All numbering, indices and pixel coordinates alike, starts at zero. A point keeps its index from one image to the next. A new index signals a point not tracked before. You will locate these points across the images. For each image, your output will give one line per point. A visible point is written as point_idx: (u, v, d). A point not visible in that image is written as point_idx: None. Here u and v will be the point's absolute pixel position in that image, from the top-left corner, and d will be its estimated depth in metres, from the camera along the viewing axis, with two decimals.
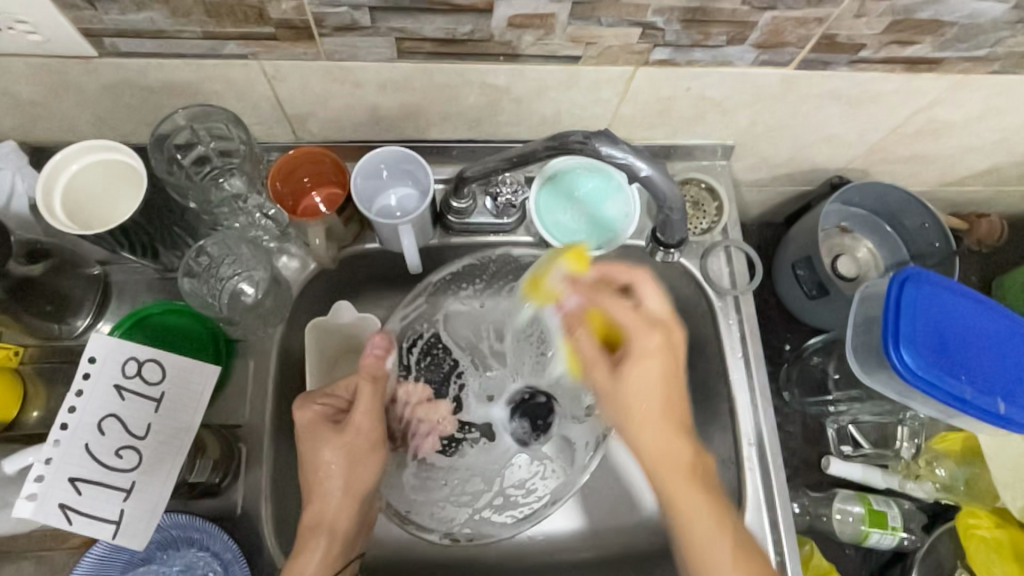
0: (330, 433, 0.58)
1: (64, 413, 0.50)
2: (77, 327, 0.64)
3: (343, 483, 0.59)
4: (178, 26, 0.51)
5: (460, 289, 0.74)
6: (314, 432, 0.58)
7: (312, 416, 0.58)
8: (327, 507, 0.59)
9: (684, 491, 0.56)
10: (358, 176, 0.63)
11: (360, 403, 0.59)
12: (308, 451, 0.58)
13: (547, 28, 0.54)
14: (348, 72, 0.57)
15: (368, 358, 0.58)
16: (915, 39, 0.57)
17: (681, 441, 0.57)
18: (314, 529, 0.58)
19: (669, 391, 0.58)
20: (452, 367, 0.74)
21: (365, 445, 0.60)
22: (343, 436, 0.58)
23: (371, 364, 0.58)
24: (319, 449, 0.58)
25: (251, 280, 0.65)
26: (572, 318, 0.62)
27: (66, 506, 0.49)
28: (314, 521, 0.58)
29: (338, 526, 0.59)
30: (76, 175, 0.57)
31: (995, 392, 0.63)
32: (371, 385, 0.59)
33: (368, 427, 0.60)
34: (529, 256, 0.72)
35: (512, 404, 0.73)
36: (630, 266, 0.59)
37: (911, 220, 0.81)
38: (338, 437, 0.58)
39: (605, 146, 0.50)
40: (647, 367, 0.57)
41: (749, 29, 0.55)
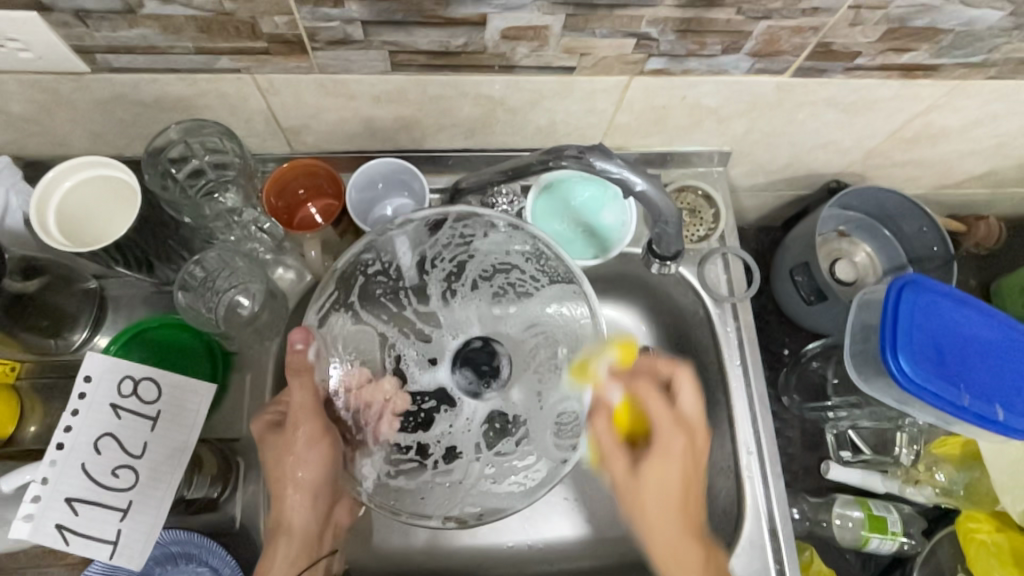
0: (273, 437, 0.59)
1: (59, 432, 0.51)
2: (74, 341, 0.64)
3: (292, 485, 0.58)
4: (169, 42, 0.50)
5: (368, 267, 0.62)
6: (266, 441, 0.59)
7: (260, 424, 0.59)
8: (284, 507, 0.59)
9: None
10: (353, 189, 0.64)
11: (295, 403, 0.58)
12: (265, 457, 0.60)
13: (541, 40, 0.53)
14: (342, 85, 0.57)
15: (288, 354, 0.56)
16: (911, 46, 0.57)
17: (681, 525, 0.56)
18: (276, 531, 0.59)
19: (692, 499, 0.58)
20: (381, 341, 0.63)
21: (312, 447, 0.58)
22: (284, 439, 0.58)
23: (294, 360, 0.57)
24: (271, 454, 0.58)
25: (248, 292, 0.64)
26: (600, 405, 0.60)
27: (63, 526, 0.49)
28: (273, 525, 0.59)
29: (298, 527, 0.59)
30: (70, 192, 0.57)
31: (994, 400, 0.63)
32: (301, 383, 0.58)
33: (305, 427, 0.58)
34: (435, 213, 0.62)
35: (455, 360, 0.64)
36: (671, 360, 0.60)
37: (909, 225, 0.81)
38: (277, 440, 0.58)
39: (599, 160, 0.50)
40: (679, 477, 0.57)
41: (743, 38, 0.55)
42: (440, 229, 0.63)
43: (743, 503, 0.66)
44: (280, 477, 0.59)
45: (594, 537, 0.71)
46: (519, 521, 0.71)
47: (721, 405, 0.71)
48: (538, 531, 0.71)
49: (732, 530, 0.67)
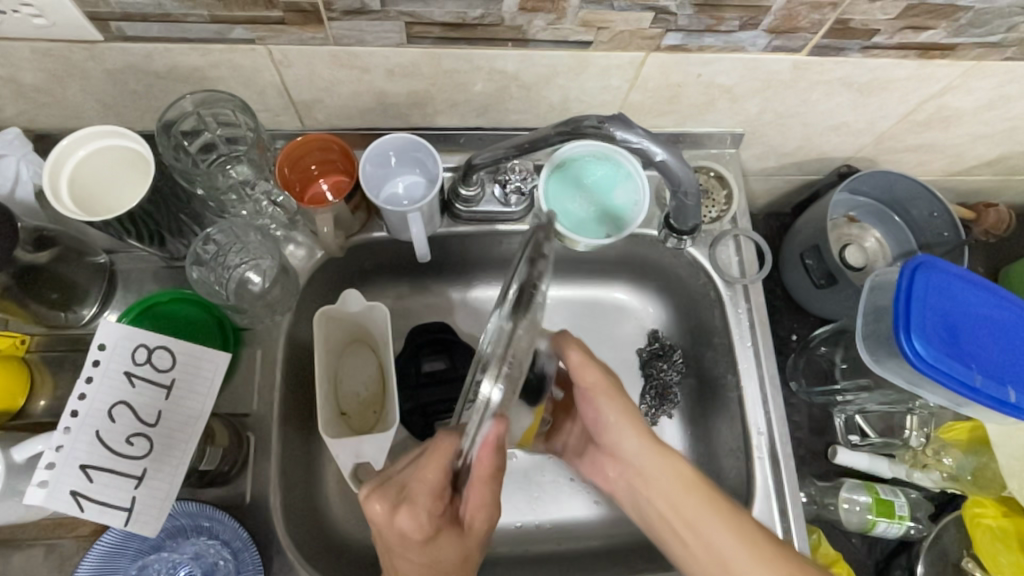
0: (452, 540, 0.49)
1: (73, 400, 0.50)
2: (84, 316, 0.64)
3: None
4: (184, 9, 0.50)
5: (519, 266, 0.49)
6: (429, 543, 0.48)
7: (419, 526, 0.47)
8: None
9: (688, 510, 0.50)
10: (368, 163, 0.63)
11: (481, 499, 0.49)
12: (419, 559, 0.48)
13: (559, 12, 0.53)
14: (357, 58, 0.57)
15: (492, 459, 0.46)
16: (929, 24, 0.56)
17: (670, 458, 0.52)
18: None
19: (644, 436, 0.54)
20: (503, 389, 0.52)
21: (491, 532, 0.52)
22: (464, 533, 0.50)
23: (496, 462, 0.47)
24: (438, 556, 0.48)
25: (258, 269, 0.65)
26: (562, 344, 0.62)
27: (78, 493, 0.49)
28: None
29: None
30: (84, 161, 0.56)
31: (1005, 381, 0.63)
32: (491, 484, 0.48)
33: (490, 521, 0.50)
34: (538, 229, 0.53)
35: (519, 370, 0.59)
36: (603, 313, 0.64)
37: (920, 210, 0.81)
38: (462, 541, 0.49)
39: (619, 130, 0.51)
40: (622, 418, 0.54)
41: (762, 13, 0.54)
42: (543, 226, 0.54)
43: (752, 485, 0.67)
44: (467, 571, 0.51)
45: (598, 518, 0.73)
46: (529, 501, 0.73)
47: (731, 386, 0.71)
48: (546, 511, 0.73)
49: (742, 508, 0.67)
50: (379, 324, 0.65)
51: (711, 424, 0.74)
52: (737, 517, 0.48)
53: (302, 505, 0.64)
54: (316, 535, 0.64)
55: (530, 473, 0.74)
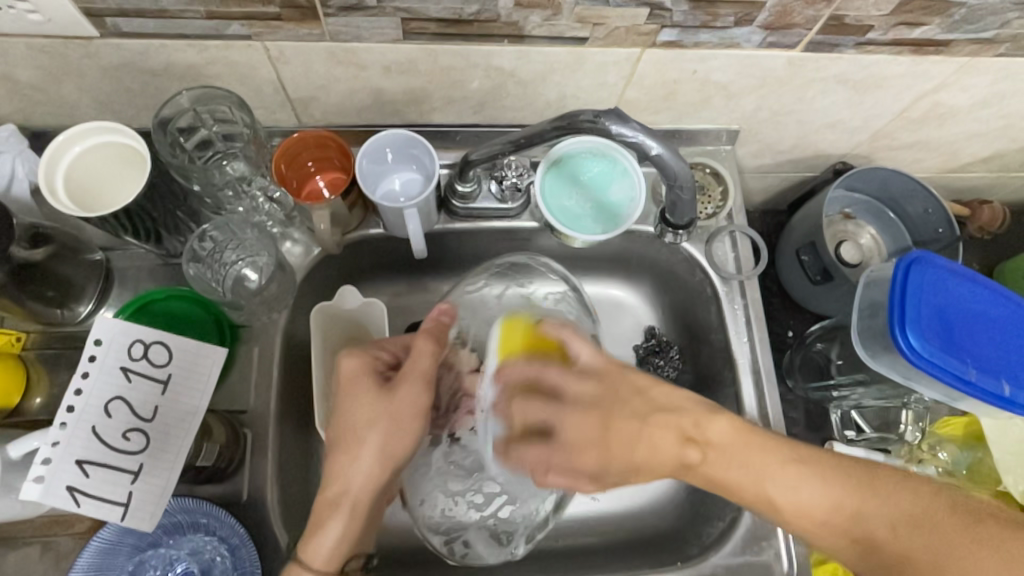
0: (372, 389, 0.57)
1: (69, 395, 0.50)
2: (80, 313, 0.64)
3: (379, 458, 0.56)
4: (180, 5, 0.50)
5: (501, 270, 0.64)
6: (356, 381, 0.58)
7: (358, 367, 0.58)
8: (350, 468, 0.56)
9: (749, 482, 0.49)
10: (363, 159, 0.63)
11: (415, 364, 0.57)
12: (347, 399, 0.57)
13: (554, 8, 0.53)
14: (353, 54, 0.57)
15: (432, 321, 0.59)
16: (923, 20, 0.57)
17: (714, 415, 0.52)
18: (333, 497, 0.55)
19: (670, 429, 0.51)
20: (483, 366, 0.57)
21: (410, 418, 0.56)
22: (383, 392, 0.57)
23: (434, 325, 0.58)
24: (358, 400, 0.57)
25: (255, 266, 0.66)
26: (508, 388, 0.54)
27: (75, 488, 0.49)
28: (337, 493, 0.55)
29: (360, 496, 0.55)
30: (79, 158, 0.56)
31: (1000, 375, 0.64)
32: (428, 346, 0.57)
33: (412, 396, 0.56)
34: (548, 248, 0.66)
35: None
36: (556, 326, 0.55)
37: (915, 207, 0.81)
38: (378, 396, 0.56)
39: (615, 124, 0.51)
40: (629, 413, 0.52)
41: (757, 9, 0.54)
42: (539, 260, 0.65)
43: None
44: (376, 440, 0.56)
45: (597, 514, 0.73)
46: None
47: (727, 382, 0.71)
48: None
49: None
50: (375, 320, 0.67)
51: None
52: (806, 469, 0.49)
53: (299, 502, 0.64)
54: None
55: None
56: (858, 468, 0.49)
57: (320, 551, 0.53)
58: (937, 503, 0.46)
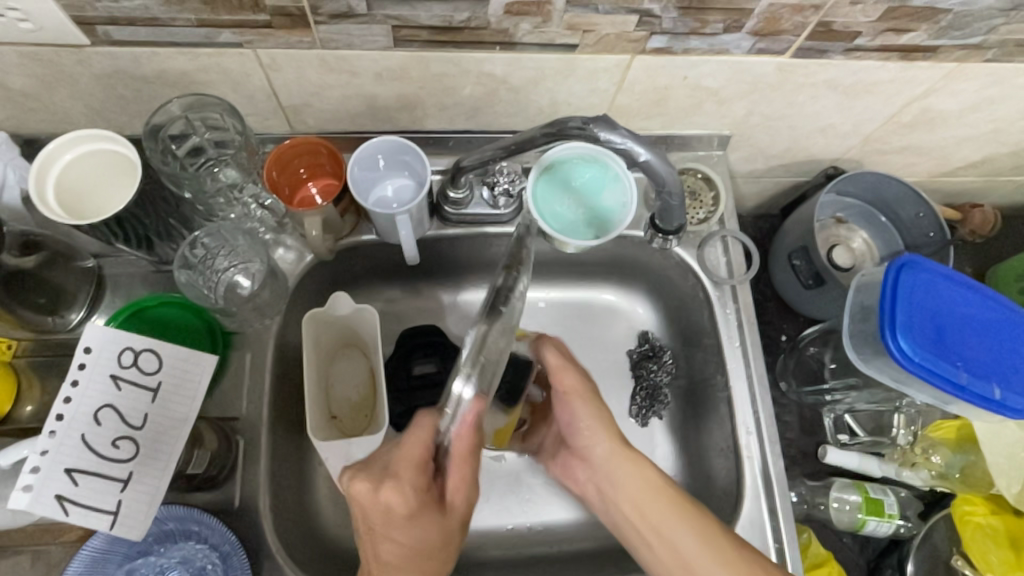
0: (432, 518, 0.49)
1: (59, 403, 0.50)
2: (72, 320, 0.64)
3: (448, 565, 0.50)
4: (171, 13, 0.50)
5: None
6: (411, 520, 0.48)
7: (407, 501, 0.47)
8: None
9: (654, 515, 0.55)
10: (355, 165, 0.63)
11: (469, 473, 0.50)
12: (395, 536, 0.48)
13: (545, 16, 0.53)
14: (345, 61, 0.57)
15: (472, 425, 0.49)
16: (910, 26, 0.57)
17: (640, 465, 0.57)
18: None
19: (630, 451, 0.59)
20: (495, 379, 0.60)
21: (467, 519, 0.52)
22: (444, 513, 0.49)
23: (477, 430, 0.49)
24: (416, 534, 0.48)
25: (247, 272, 0.65)
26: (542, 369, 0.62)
27: (63, 497, 0.48)
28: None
29: None
30: (70, 165, 0.56)
31: (991, 378, 0.64)
32: (474, 458, 0.50)
33: (468, 499, 0.51)
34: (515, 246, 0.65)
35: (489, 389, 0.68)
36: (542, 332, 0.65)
37: (906, 211, 0.82)
38: (443, 522, 0.49)
39: (603, 130, 0.51)
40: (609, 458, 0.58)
41: (745, 16, 0.55)
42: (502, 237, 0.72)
43: (742, 484, 0.67)
44: (443, 558, 0.50)
45: (588, 520, 0.73)
46: (520, 503, 0.73)
47: (720, 387, 0.72)
48: (539, 513, 0.73)
49: (732, 508, 0.67)
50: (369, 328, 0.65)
51: (701, 425, 0.74)
52: (690, 520, 0.53)
53: (292, 508, 0.63)
54: (306, 538, 0.64)
55: (521, 475, 0.74)
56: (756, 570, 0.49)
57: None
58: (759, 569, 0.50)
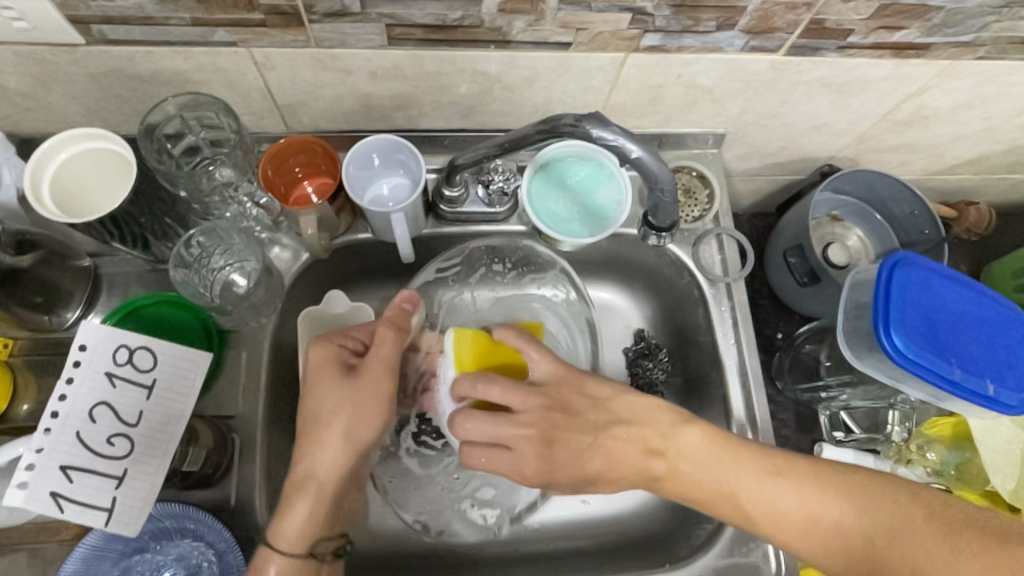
0: (335, 375, 0.56)
1: (54, 400, 0.50)
2: (68, 319, 0.64)
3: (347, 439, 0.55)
4: (165, 13, 0.50)
5: (496, 263, 0.72)
6: (320, 370, 0.56)
7: (326, 355, 0.56)
8: (319, 460, 0.55)
9: (734, 484, 0.55)
10: (350, 164, 0.63)
11: (379, 349, 0.56)
12: (308, 388, 0.56)
13: (538, 14, 0.54)
14: (339, 60, 0.57)
15: (394, 307, 0.59)
16: (902, 24, 0.57)
17: (691, 435, 0.57)
18: (299, 487, 0.55)
19: (634, 442, 0.59)
20: None
21: (382, 391, 0.56)
22: (348, 376, 0.56)
23: (395, 314, 0.58)
24: (319, 387, 0.56)
25: (243, 271, 0.65)
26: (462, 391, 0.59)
27: (58, 494, 0.49)
28: (304, 477, 0.55)
29: (327, 480, 0.55)
30: (65, 163, 0.56)
31: (984, 375, 0.64)
32: (392, 333, 0.57)
33: (377, 377, 0.56)
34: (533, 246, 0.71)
35: None
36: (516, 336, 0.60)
37: (901, 209, 0.82)
38: (343, 380, 0.56)
39: (595, 128, 0.51)
40: (632, 454, 0.58)
41: (738, 14, 0.55)
42: (551, 269, 0.72)
43: None
44: (336, 428, 0.55)
45: (586, 517, 0.73)
46: None
47: (715, 384, 0.72)
48: (535, 512, 0.73)
49: None
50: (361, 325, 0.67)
51: None
52: (783, 481, 0.54)
53: None
54: None
55: None
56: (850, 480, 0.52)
57: (289, 535, 0.54)
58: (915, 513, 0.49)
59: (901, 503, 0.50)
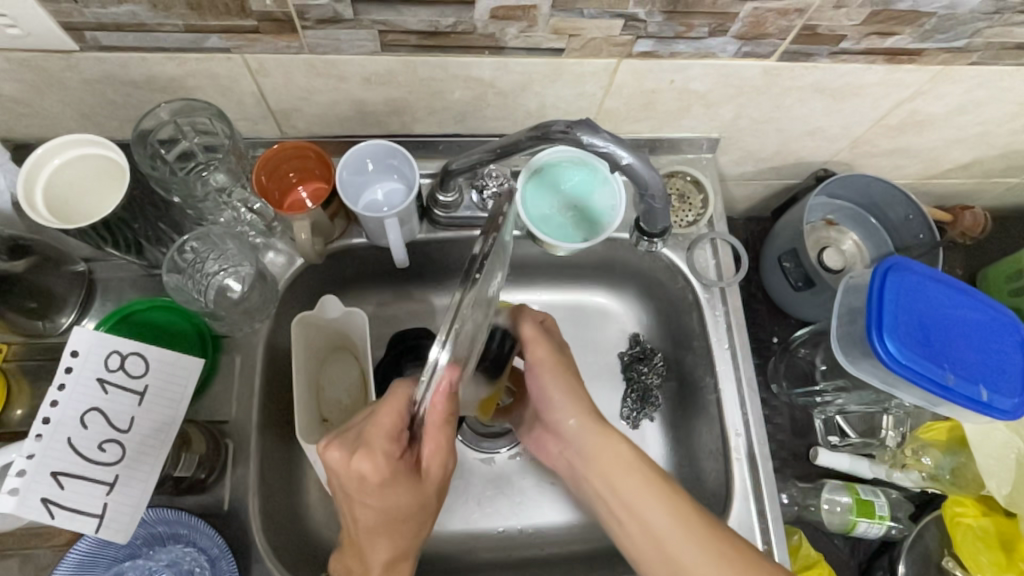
0: (407, 480, 0.50)
1: (46, 406, 0.50)
2: (62, 324, 0.64)
3: (423, 522, 0.53)
4: (159, 19, 0.50)
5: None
6: (386, 480, 0.49)
7: (380, 464, 0.48)
8: (408, 542, 0.53)
9: (648, 499, 0.56)
10: (344, 169, 0.63)
11: (441, 441, 0.50)
12: (374, 498, 0.49)
13: (530, 20, 0.54)
14: (332, 66, 0.57)
15: (431, 384, 0.52)
16: (895, 30, 0.58)
17: (613, 441, 0.60)
18: (392, 567, 0.52)
19: (613, 444, 0.60)
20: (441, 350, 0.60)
21: (445, 477, 0.54)
22: (418, 477, 0.50)
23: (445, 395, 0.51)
24: (392, 493, 0.49)
25: (238, 276, 0.65)
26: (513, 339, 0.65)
27: (49, 500, 0.48)
28: (393, 558, 0.52)
29: (419, 551, 0.54)
30: (59, 170, 0.57)
31: (977, 380, 0.64)
32: (450, 426, 0.50)
33: (445, 466, 0.52)
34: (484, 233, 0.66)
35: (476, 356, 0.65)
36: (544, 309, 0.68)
37: (896, 213, 0.82)
38: (418, 483, 0.50)
39: (585, 135, 0.52)
40: (597, 440, 0.61)
41: (730, 20, 0.55)
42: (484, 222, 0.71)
43: (731, 486, 0.67)
44: (422, 518, 0.52)
45: (582, 522, 0.73)
46: (512, 507, 0.73)
47: (709, 388, 0.72)
48: (529, 516, 0.73)
49: (721, 509, 0.67)
50: (357, 330, 0.66)
51: (691, 427, 0.74)
52: (679, 506, 0.56)
53: (282, 511, 0.64)
54: (295, 540, 0.64)
55: (512, 477, 0.74)
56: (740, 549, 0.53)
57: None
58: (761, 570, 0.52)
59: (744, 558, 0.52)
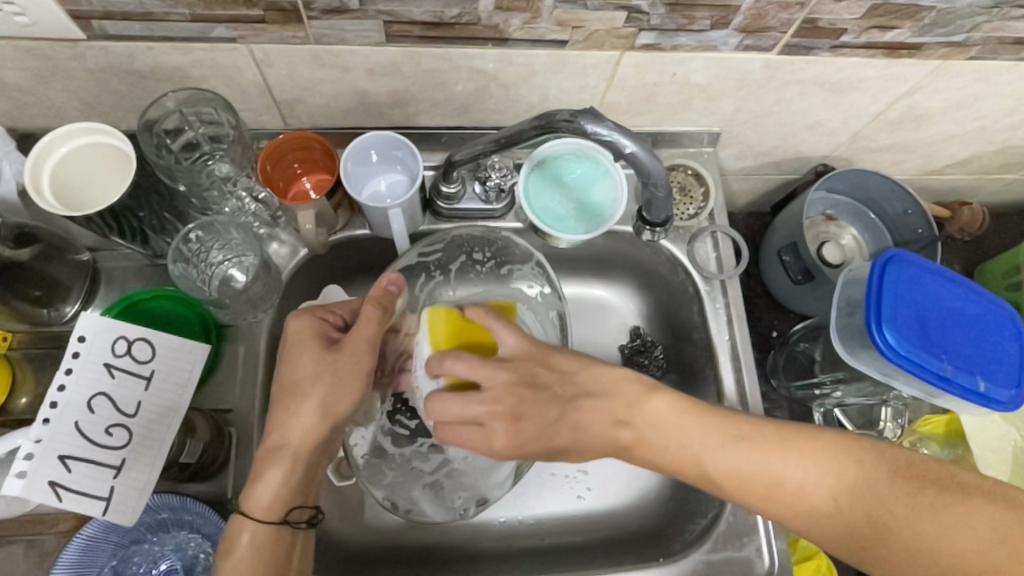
0: (317, 346, 0.55)
1: (53, 391, 0.51)
2: (66, 313, 0.65)
3: (314, 409, 0.54)
4: (165, 8, 0.51)
5: (475, 255, 0.69)
6: (303, 340, 0.55)
7: (309, 325, 0.55)
8: (295, 428, 0.54)
9: (716, 458, 0.49)
10: (348, 160, 0.64)
11: (359, 325, 0.54)
12: (290, 359, 0.55)
13: (534, 12, 0.54)
14: (337, 57, 0.58)
15: (380, 288, 0.57)
16: (894, 23, 0.58)
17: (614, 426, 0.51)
18: (274, 453, 0.53)
19: (602, 413, 0.51)
20: None
21: (352, 372, 0.54)
22: (328, 351, 0.54)
23: (382, 294, 0.56)
24: (302, 356, 0.54)
25: (242, 266, 0.66)
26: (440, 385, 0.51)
27: (56, 483, 0.49)
28: (278, 444, 0.54)
29: (300, 454, 0.54)
30: (65, 158, 0.57)
31: (975, 371, 0.65)
32: (375, 311, 0.55)
33: (354, 350, 0.54)
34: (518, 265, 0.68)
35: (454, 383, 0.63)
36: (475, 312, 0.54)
37: (894, 208, 0.83)
38: (325, 354, 0.54)
39: (590, 123, 0.52)
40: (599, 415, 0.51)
41: (732, 13, 0.56)
42: (527, 262, 0.69)
43: None
44: (315, 393, 0.54)
45: (582, 513, 0.73)
46: (512, 498, 0.73)
47: (710, 380, 0.72)
48: (530, 507, 0.73)
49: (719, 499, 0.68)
50: None
51: None
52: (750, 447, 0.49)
53: None
54: None
55: None
56: (841, 468, 0.47)
57: (262, 501, 0.53)
58: (878, 474, 0.47)
59: (840, 461, 0.48)
